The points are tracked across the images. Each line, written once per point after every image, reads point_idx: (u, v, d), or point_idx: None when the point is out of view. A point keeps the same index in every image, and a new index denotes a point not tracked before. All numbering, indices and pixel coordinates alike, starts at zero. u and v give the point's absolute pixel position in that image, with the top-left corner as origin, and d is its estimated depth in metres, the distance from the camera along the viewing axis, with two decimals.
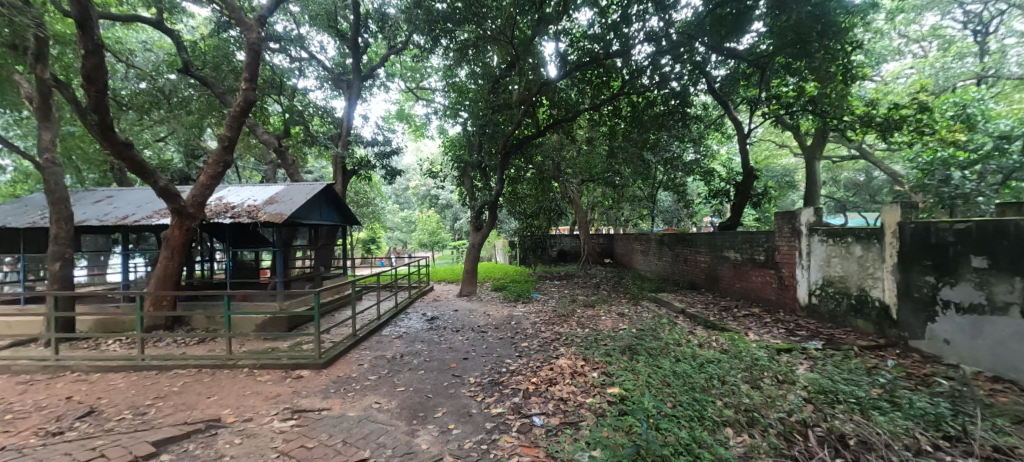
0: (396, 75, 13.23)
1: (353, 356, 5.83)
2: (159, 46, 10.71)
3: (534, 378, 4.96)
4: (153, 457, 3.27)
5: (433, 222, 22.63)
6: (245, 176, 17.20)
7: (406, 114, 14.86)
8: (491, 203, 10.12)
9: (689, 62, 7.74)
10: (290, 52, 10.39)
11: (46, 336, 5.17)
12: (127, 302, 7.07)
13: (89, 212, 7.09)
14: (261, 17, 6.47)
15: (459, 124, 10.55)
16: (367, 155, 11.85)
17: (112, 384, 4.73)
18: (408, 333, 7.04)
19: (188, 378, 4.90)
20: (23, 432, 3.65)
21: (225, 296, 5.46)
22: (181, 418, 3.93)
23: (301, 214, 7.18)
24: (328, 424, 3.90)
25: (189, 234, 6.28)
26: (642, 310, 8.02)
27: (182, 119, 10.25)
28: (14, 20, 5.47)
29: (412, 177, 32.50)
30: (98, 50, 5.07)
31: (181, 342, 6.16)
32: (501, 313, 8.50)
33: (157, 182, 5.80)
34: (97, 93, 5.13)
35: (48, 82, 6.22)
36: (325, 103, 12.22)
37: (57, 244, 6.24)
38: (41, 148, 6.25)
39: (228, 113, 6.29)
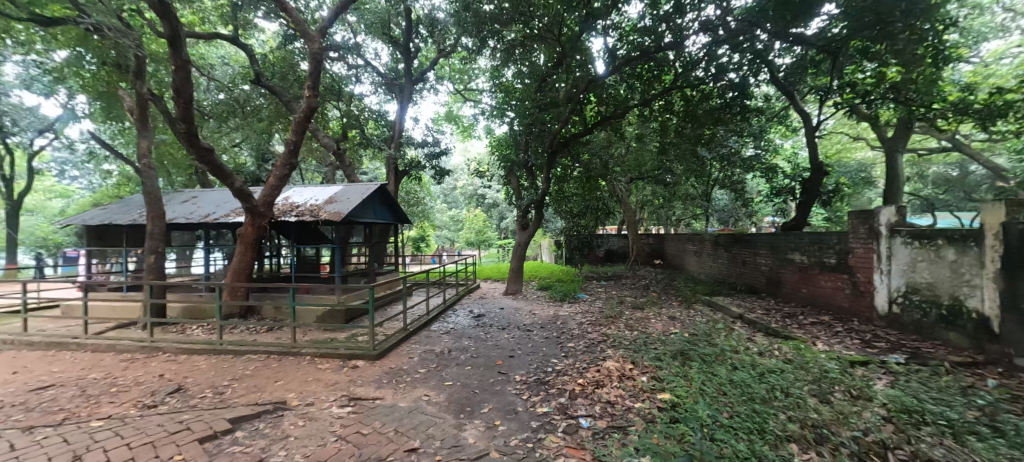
0: (445, 78, 13.58)
1: (404, 349, 6.05)
2: (235, 60, 11.79)
3: (580, 380, 4.87)
4: (229, 434, 3.61)
5: (479, 221, 23.02)
6: (308, 178, 18.48)
7: (454, 116, 15.21)
8: (537, 202, 10.11)
9: (749, 51, 7.26)
10: (348, 60, 10.99)
11: (143, 320, 5.86)
12: (208, 292, 7.83)
13: (178, 211, 7.92)
14: (322, 28, 6.90)
15: (506, 124, 10.66)
16: (418, 156, 12.29)
17: (196, 365, 5.26)
18: (456, 329, 7.21)
19: (259, 363, 5.33)
20: (125, 404, 4.15)
21: (290, 289, 5.87)
22: (252, 400, 4.29)
23: (357, 213, 7.57)
24: (382, 413, 4.08)
25: (260, 231, 6.80)
26: (695, 314, 7.65)
27: (254, 126, 11.19)
28: (120, 43, 6.23)
29: (460, 176, 33.36)
30: (186, 65, 5.67)
31: (253, 330, 6.71)
32: (547, 313, 8.47)
33: (233, 183, 6.33)
34: (185, 104, 5.71)
35: (146, 96, 7.02)
36: (379, 107, 12.79)
37: (152, 239, 7.02)
38: (140, 154, 7.07)
39: (293, 119, 6.78)
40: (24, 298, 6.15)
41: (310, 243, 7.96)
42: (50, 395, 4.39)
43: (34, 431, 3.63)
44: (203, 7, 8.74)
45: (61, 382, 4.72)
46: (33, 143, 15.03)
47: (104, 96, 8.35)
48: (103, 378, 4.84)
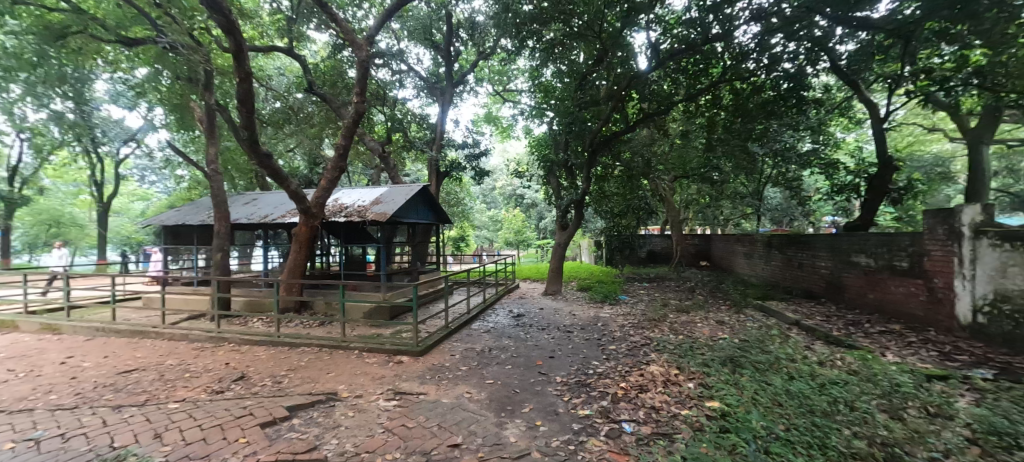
0: (485, 80, 13.75)
1: (445, 346, 6.18)
2: (290, 70, 12.57)
3: (623, 383, 4.75)
4: (286, 420, 3.85)
5: (518, 221, 23.05)
6: (355, 180, 19.36)
7: (493, 116, 15.35)
8: (577, 202, 10.01)
9: (806, 39, 6.78)
10: (392, 66, 11.39)
11: (211, 313, 6.37)
12: (267, 287, 8.38)
13: (240, 212, 8.56)
14: (369, 36, 7.20)
15: (545, 123, 10.63)
16: (459, 157, 12.54)
17: (257, 356, 5.65)
18: (496, 328, 7.27)
19: (312, 355, 5.63)
20: (197, 389, 4.53)
21: (340, 286, 6.16)
22: (307, 389, 4.54)
23: (400, 213, 7.84)
24: (425, 407, 4.18)
25: (313, 231, 7.18)
26: (745, 319, 7.24)
27: (307, 131, 11.88)
28: (192, 58, 6.82)
29: (499, 177, 33.66)
30: (249, 77, 6.11)
31: (306, 324, 7.10)
32: (587, 314, 8.35)
33: (290, 186, 6.72)
34: (247, 112, 6.15)
35: (213, 106, 7.64)
36: (421, 110, 13.16)
37: (218, 237, 7.62)
38: (208, 160, 7.70)
39: (343, 125, 7.11)
40: (112, 291, 6.86)
41: (357, 243, 8.30)
42: (135, 377, 4.87)
43: (122, 410, 4.05)
44: (262, 22, 9.38)
45: (143, 367, 5.23)
46: (120, 151, 16.81)
47: (178, 107, 9.18)
48: (178, 364, 5.31)
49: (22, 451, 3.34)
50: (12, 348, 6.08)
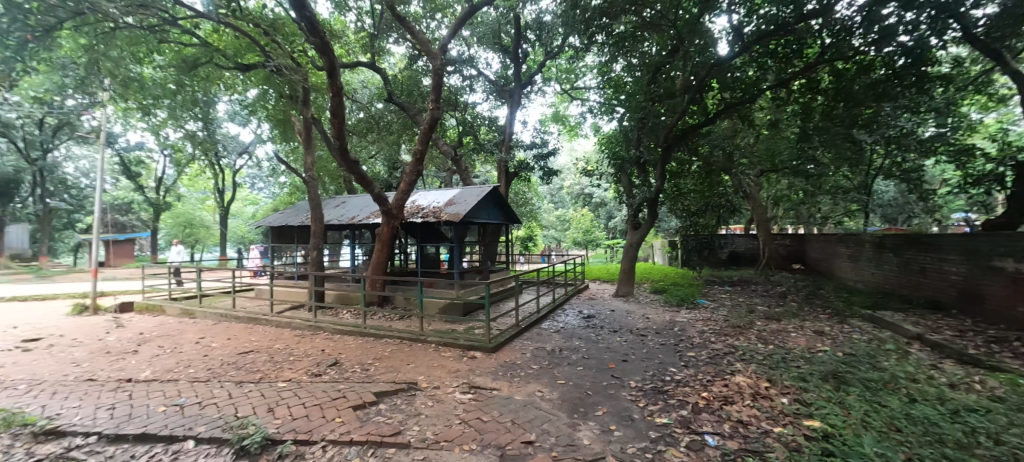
0: (553, 79, 13.73)
1: (516, 344, 6.27)
2: (372, 82, 13.62)
3: (705, 393, 4.44)
4: (374, 405, 4.18)
5: (587, 221, 22.57)
6: (429, 182, 20.45)
7: (561, 116, 15.26)
8: (650, 201, 9.63)
9: (931, 5, 5.81)
10: (464, 72, 11.86)
11: (309, 304, 7.11)
12: (354, 282, 9.16)
13: (332, 214, 9.49)
14: (443, 45, 7.55)
15: (615, 120, 10.34)
16: (527, 158, 12.68)
17: (347, 344, 6.20)
18: (566, 329, 7.21)
19: (394, 347, 6.04)
20: (300, 371, 5.10)
21: (418, 282, 6.52)
22: (390, 378, 4.88)
23: (473, 214, 8.14)
24: (499, 403, 4.27)
25: (394, 231, 7.68)
26: (851, 331, 6.39)
27: (387, 139, 12.81)
28: (293, 78, 7.71)
29: (566, 176, 33.33)
30: (340, 91, 6.75)
31: (388, 317, 7.62)
32: (662, 317, 7.95)
33: (373, 189, 7.26)
34: (339, 123, 6.78)
35: (309, 119, 8.54)
36: (490, 113, 13.50)
37: (314, 236, 8.48)
38: (306, 167, 8.62)
39: (419, 131, 7.57)
40: (233, 283, 7.97)
41: (432, 242, 8.73)
42: (251, 358, 5.61)
43: (242, 385, 4.69)
44: (348, 41, 10.27)
45: (257, 349, 6.00)
46: (236, 163, 19.50)
47: (281, 122, 10.39)
48: (284, 348, 6.02)
49: (172, 414, 4.02)
50: (162, 328, 7.35)
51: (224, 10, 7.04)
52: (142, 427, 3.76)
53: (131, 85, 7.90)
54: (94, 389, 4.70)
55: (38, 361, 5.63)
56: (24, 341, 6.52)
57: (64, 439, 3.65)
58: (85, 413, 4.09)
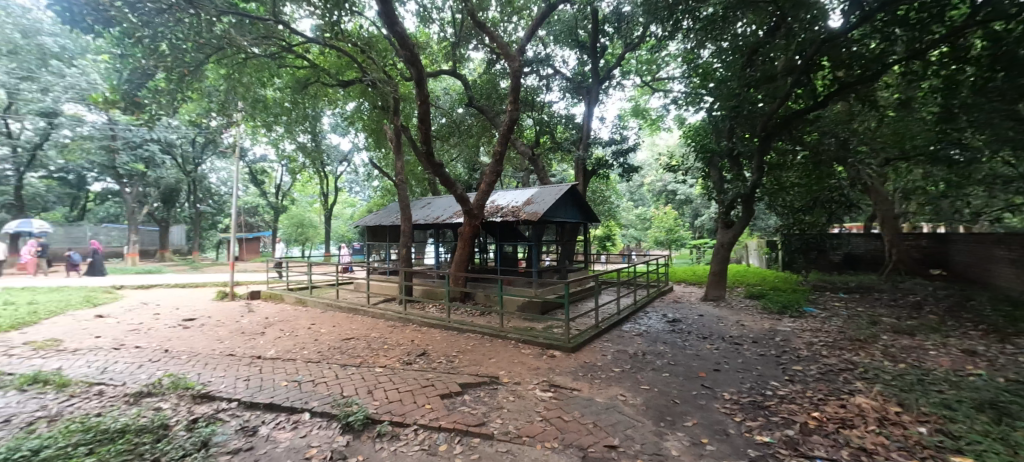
0: (633, 72, 13.20)
1: (596, 346, 6.14)
2: (453, 89, 14.32)
3: (816, 413, 3.92)
4: (459, 395, 4.39)
5: (670, 219, 21.31)
6: (506, 183, 20.95)
7: (641, 109, 14.61)
8: (745, 196, 8.85)
9: None
10: (540, 72, 11.93)
11: (400, 298, 7.70)
12: (438, 278, 9.70)
13: (419, 214, 10.19)
14: (521, 47, 7.67)
15: (704, 110, 9.63)
16: (605, 155, 12.38)
17: (434, 336, 6.60)
18: (649, 332, 6.89)
19: (476, 341, 6.30)
20: (394, 358, 5.55)
21: (498, 280, 6.70)
22: (474, 371, 5.09)
23: (550, 213, 8.15)
24: (580, 404, 4.22)
25: (475, 229, 7.96)
26: (1019, 353, 5.17)
27: (468, 142, 13.39)
28: (385, 90, 8.41)
29: (645, 172, 31.86)
30: (427, 98, 7.18)
31: (469, 313, 7.96)
32: (760, 325, 7.20)
33: (456, 190, 7.61)
34: (425, 129, 7.24)
35: (399, 127, 9.23)
36: (566, 111, 13.40)
37: (404, 235, 9.17)
38: (396, 171, 9.35)
39: (498, 132, 7.78)
40: (337, 276, 8.94)
41: (510, 240, 8.89)
42: (353, 344, 6.25)
43: (346, 368, 5.24)
44: (432, 51, 10.91)
45: (357, 337, 6.65)
46: (338, 169, 21.86)
47: (374, 131, 11.43)
48: (379, 337, 6.60)
49: (292, 388, 4.64)
50: (282, 314, 8.52)
51: (328, 33, 7.93)
52: (270, 398, 4.38)
53: (258, 105, 9.28)
54: (234, 363, 5.60)
55: (194, 337, 6.87)
56: (185, 320, 8.01)
57: (215, 402, 4.41)
58: (229, 382, 4.90)
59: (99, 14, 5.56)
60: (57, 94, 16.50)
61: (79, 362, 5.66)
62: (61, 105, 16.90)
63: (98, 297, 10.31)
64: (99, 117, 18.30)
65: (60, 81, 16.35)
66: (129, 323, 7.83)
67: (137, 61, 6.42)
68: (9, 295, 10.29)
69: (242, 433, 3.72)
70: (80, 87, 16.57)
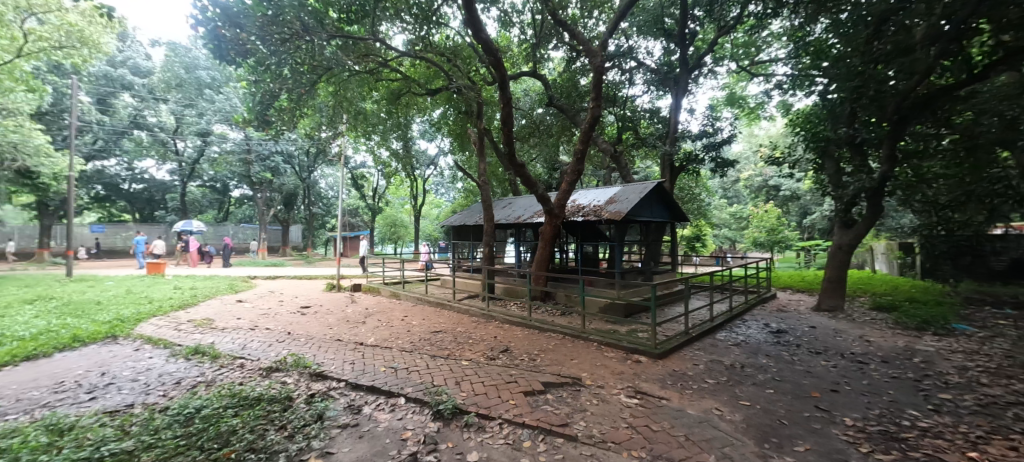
0: (727, 57, 12.13)
1: (687, 353, 5.76)
2: (533, 89, 14.52)
3: (974, 453, 3.21)
4: (542, 393, 4.44)
5: (772, 217, 19.11)
6: (586, 181, 20.61)
7: (737, 97, 13.37)
8: (871, 190, 7.68)
9: None
10: (623, 66, 11.54)
11: (483, 294, 8.00)
12: (519, 277, 9.88)
13: (501, 214, 10.50)
14: (603, 41, 7.48)
15: (817, 93, 8.48)
16: (695, 149, 11.58)
17: (516, 334, 6.76)
18: (748, 343, 6.27)
19: (558, 341, 6.31)
20: (479, 353, 5.80)
21: (580, 280, 6.61)
22: (556, 371, 5.10)
23: (635, 212, 7.84)
24: (669, 414, 3.98)
25: (556, 229, 7.94)
26: None
27: (548, 142, 13.45)
28: (470, 95, 8.80)
29: (742, 166, 28.94)
30: (510, 100, 7.33)
31: (550, 312, 7.99)
32: (893, 343, 6.13)
33: (537, 190, 7.67)
34: (507, 130, 7.40)
35: (482, 130, 9.60)
36: (651, 104, 12.80)
37: (487, 234, 9.50)
38: (479, 173, 9.71)
39: (580, 130, 7.67)
40: (426, 273, 9.58)
41: (592, 241, 8.70)
42: (442, 337, 6.66)
43: (436, 358, 5.60)
44: (513, 54, 11.17)
45: (445, 330, 7.07)
46: (426, 173, 23.38)
47: (459, 135, 12.03)
48: (464, 331, 6.95)
49: (389, 374, 5.08)
50: (379, 306, 9.39)
51: (419, 46, 8.52)
52: (371, 381, 4.86)
53: (359, 117, 10.34)
54: (341, 347, 6.32)
55: (310, 323, 7.88)
56: (302, 307, 9.24)
57: (327, 381, 5.01)
58: (338, 364, 5.53)
59: (240, 47, 6.50)
60: (210, 116, 21.20)
61: (226, 339, 6.84)
62: (212, 125, 21.47)
63: (238, 285, 12.31)
64: (239, 135, 22.07)
65: (211, 106, 21.21)
66: (260, 308, 9.26)
67: (267, 84, 7.57)
68: (179, 281, 12.78)
69: (349, 411, 4.17)
70: (225, 111, 21.29)
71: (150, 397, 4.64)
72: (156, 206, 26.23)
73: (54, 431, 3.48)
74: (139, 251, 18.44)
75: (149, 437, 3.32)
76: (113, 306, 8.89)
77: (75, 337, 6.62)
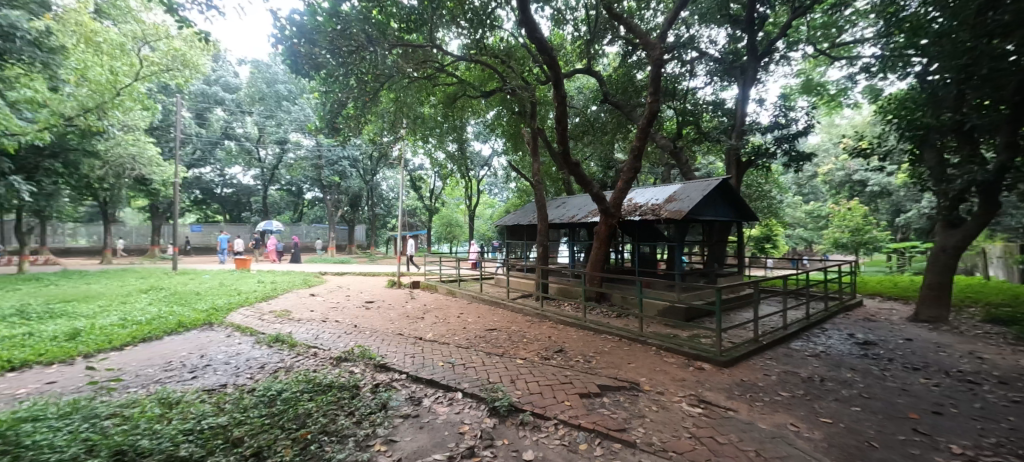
0: (804, 40, 11.11)
1: (757, 363, 5.36)
2: (587, 87, 14.32)
3: None
4: (599, 396, 4.37)
5: (856, 216, 17.20)
6: (643, 179, 19.89)
7: (814, 84, 12.22)
8: (984, 183, 6.65)
9: None
10: (683, 57, 11.00)
11: (537, 294, 8.02)
12: (573, 277, 9.79)
13: (554, 214, 10.47)
14: (662, 33, 7.16)
15: (915, 74, 7.51)
16: (765, 142, 10.77)
17: (571, 334, 6.70)
18: (829, 354, 5.71)
19: (615, 343, 6.16)
20: (533, 352, 5.83)
21: (637, 281, 6.40)
22: (613, 374, 4.99)
23: (697, 211, 7.46)
24: (737, 426, 3.74)
25: (612, 228, 7.75)
26: None
27: (602, 140, 13.19)
28: (524, 95, 8.85)
29: (821, 159, 26.28)
30: (565, 98, 7.26)
31: (605, 314, 7.83)
32: (1014, 362, 5.26)
33: (593, 189, 7.53)
34: (561, 129, 7.35)
35: (536, 130, 9.63)
36: (714, 96, 12.09)
37: (541, 234, 9.51)
38: (533, 173, 9.75)
39: (638, 126, 7.41)
40: (480, 271, 9.80)
41: (650, 241, 8.39)
42: (497, 335, 6.78)
43: (491, 356, 5.72)
44: (566, 51, 11.09)
45: (500, 329, 7.19)
46: (481, 173, 23.90)
47: (512, 135, 12.16)
48: (518, 330, 7.02)
49: (447, 369, 5.27)
50: (436, 303, 9.77)
51: (474, 50, 8.74)
52: (431, 375, 5.08)
53: (418, 121, 10.83)
54: (402, 341, 6.65)
55: (375, 317, 8.39)
56: (367, 302, 9.87)
57: (390, 372, 5.30)
58: (400, 357, 5.84)
59: (313, 61, 7.07)
60: (287, 126, 23.31)
61: (302, 329, 7.49)
62: (289, 134, 23.56)
63: (312, 280, 13.38)
64: (311, 142, 24.00)
65: (288, 117, 23.30)
66: (330, 301, 10.01)
67: (336, 94, 8.18)
68: (262, 275, 14.19)
69: (410, 402, 4.38)
70: (299, 120, 23.31)
71: (240, 378, 5.21)
72: (242, 208, 29.32)
73: (165, 404, 4.01)
74: (223, 248, 20.85)
75: (239, 414, 3.72)
76: (210, 296, 10.09)
77: (181, 323, 7.61)
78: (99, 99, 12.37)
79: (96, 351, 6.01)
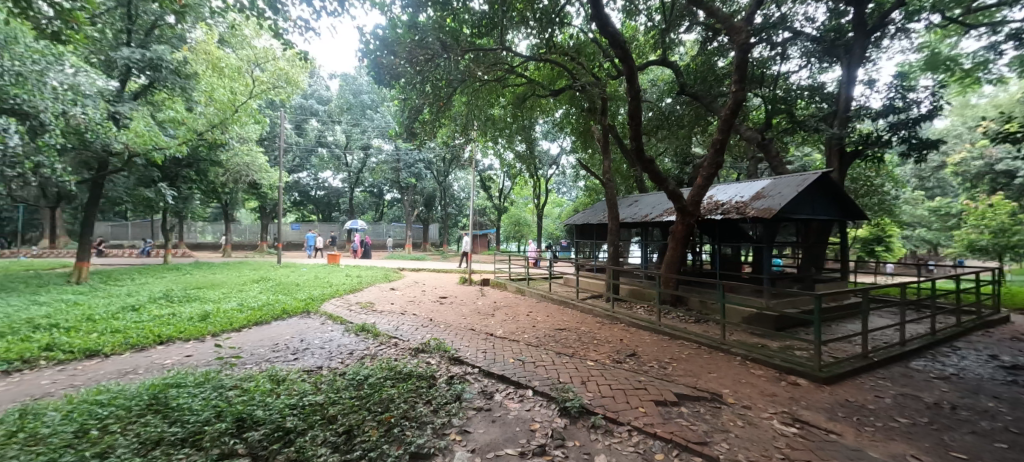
0: (928, 8, 9.51)
1: (865, 382, 4.73)
2: (662, 79, 13.65)
3: None
4: (676, 406, 4.16)
5: (1000, 214, 14.30)
6: (724, 175, 18.44)
7: (942, 59, 10.40)
8: None
9: None
10: (773, 39, 10.00)
11: (607, 294, 7.84)
12: (646, 279, 9.41)
13: (626, 213, 10.11)
14: (748, 15, 6.58)
15: None
16: (876, 129, 9.41)
17: (644, 339, 6.46)
18: (963, 378, 4.85)
19: (692, 350, 5.83)
20: (604, 355, 5.73)
21: (719, 285, 5.96)
22: (691, 383, 4.72)
23: (790, 209, 6.76)
24: (840, 452, 3.34)
25: (689, 228, 7.31)
26: None
27: (678, 133, 12.48)
28: (594, 91, 8.68)
29: (950, 146, 22.26)
30: (638, 94, 6.98)
31: (681, 319, 7.41)
32: None
33: (668, 187, 7.17)
34: (634, 124, 7.07)
35: (606, 127, 9.40)
36: (811, 80, 10.83)
37: (612, 233, 9.27)
38: (603, 171, 9.50)
39: (720, 119, 6.90)
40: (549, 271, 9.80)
41: (733, 242, 7.77)
42: (566, 335, 6.76)
43: (561, 356, 5.73)
44: (639, 43, 10.69)
45: (569, 329, 7.16)
46: (549, 172, 23.88)
47: (582, 133, 12.00)
48: (588, 331, 6.94)
49: (517, 366, 5.39)
50: (506, 300, 10.00)
51: (544, 49, 8.77)
52: (502, 370, 5.23)
53: (488, 123, 11.15)
54: (474, 336, 6.93)
55: (449, 311, 8.85)
56: (441, 297, 10.43)
57: (463, 366, 5.55)
58: (472, 351, 6.08)
59: (394, 72, 7.64)
60: (370, 132, 25.37)
61: (384, 320, 8.12)
62: (372, 140, 25.60)
63: (392, 275, 14.43)
64: (390, 146, 25.78)
65: (371, 124, 25.32)
66: (409, 295, 10.74)
67: (413, 101, 8.74)
68: (350, 269, 15.63)
69: (483, 396, 4.55)
70: (381, 127, 25.22)
71: (333, 362, 5.81)
72: (332, 208, 32.46)
73: (274, 381, 4.62)
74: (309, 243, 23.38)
75: (333, 394, 4.16)
76: (307, 287, 11.36)
77: (285, 310, 8.65)
78: (223, 116, 14.12)
79: (221, 331, 7.08)
